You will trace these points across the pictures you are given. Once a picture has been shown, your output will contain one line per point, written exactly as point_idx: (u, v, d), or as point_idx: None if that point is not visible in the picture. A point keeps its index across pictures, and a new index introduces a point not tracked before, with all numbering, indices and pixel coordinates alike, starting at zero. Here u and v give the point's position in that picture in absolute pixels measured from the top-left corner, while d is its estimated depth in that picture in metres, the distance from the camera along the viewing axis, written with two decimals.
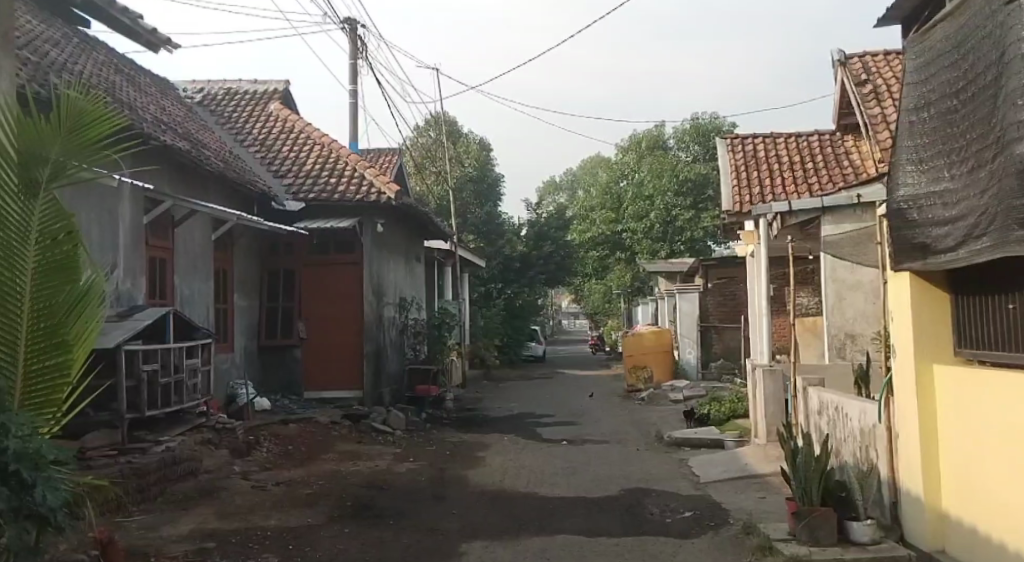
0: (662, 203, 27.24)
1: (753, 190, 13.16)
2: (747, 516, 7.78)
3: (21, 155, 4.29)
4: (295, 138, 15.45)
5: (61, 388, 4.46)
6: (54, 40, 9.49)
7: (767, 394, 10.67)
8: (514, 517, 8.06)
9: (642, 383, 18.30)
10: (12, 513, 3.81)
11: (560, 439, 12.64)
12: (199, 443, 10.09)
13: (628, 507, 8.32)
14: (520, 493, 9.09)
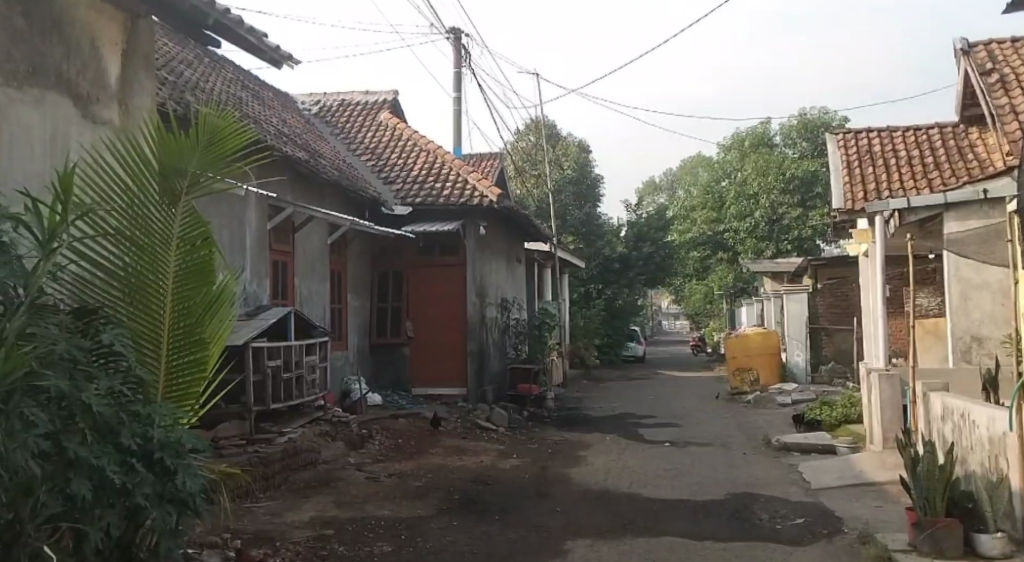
0: (768, 201, 26.91)
1: (869, 183, 13.01)
2: (864, 525, 7.81)
3: (162, 168, 4.79)
4: (403, 144, 16.08)
5: (199, 382, 4.94)
6: (187, 60, 10.31)
7: (885, 399, 10.54)
8: (621, 518, 8.30)
9: (747, 387, 18.26)
10: (157, 497, 4.10)
11: (663, 440, 12.81)
12: (318, 434, 10.75)
13: (737, 513, 8.43)
14: (622, 493, 9.33)
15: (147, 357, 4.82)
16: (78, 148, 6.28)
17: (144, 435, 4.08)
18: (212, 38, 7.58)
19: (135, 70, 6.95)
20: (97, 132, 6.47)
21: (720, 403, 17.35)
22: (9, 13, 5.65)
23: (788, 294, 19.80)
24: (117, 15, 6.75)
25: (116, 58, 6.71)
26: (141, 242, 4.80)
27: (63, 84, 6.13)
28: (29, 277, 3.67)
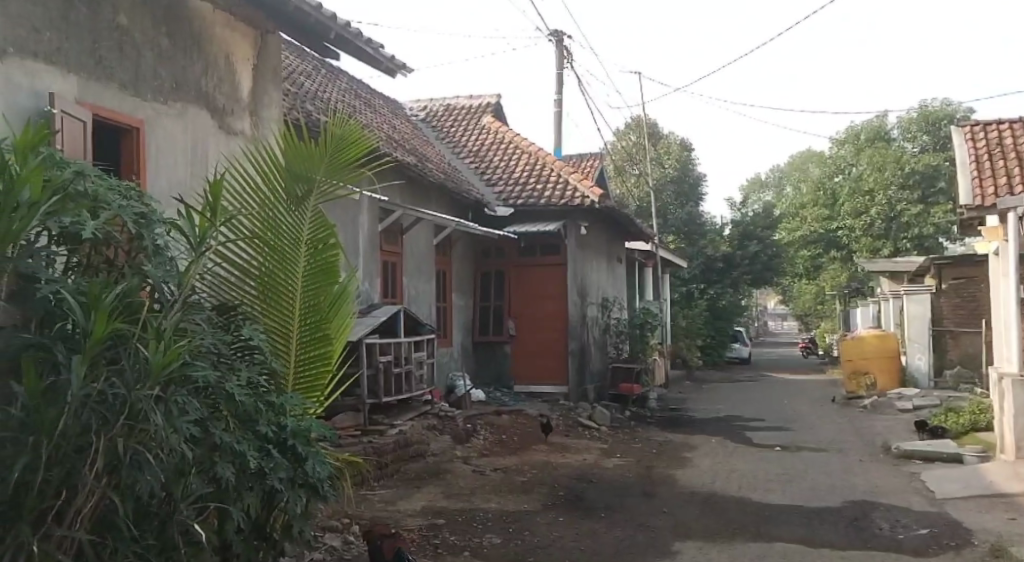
0: (885, 197, 26.14)
1: (999, 177, 12.53)
2: (995, 538, 7.58)
3: (292, 175, 5.12)
4: (505, 147, 16.40)
5: (324, 375, 5.30)
6: (304, 72, 10.87)
7: (1018, 405, 10.21)
8: (731, 521, 8.31)
9: (863, 391, 17.93)
10: (290, 482, 4.42)
11: (774, 444, 12.70)
12: (426, 428, 11.14)
13: (856, 520, 8.33)
14: (733, 497, 9.31)
15: (279, 349, 5.17)
16: (215, 158, 6.80)
17: (279, 423, 4.41)
18: (330, 50, 7.92)
19: (264, 84, 7.44)
20: (230, 142, 6.98)
21: (833, 408, 17.02)
22: (155, 34, 6.17)
23: (909, 294, 19.12)
24: (248, 32, 7.24)
25: (247, 72, 7.19)
26: (272, 243, 5.13)
27: (203, 99, 6.64)
28: (182, 278, 3.89)
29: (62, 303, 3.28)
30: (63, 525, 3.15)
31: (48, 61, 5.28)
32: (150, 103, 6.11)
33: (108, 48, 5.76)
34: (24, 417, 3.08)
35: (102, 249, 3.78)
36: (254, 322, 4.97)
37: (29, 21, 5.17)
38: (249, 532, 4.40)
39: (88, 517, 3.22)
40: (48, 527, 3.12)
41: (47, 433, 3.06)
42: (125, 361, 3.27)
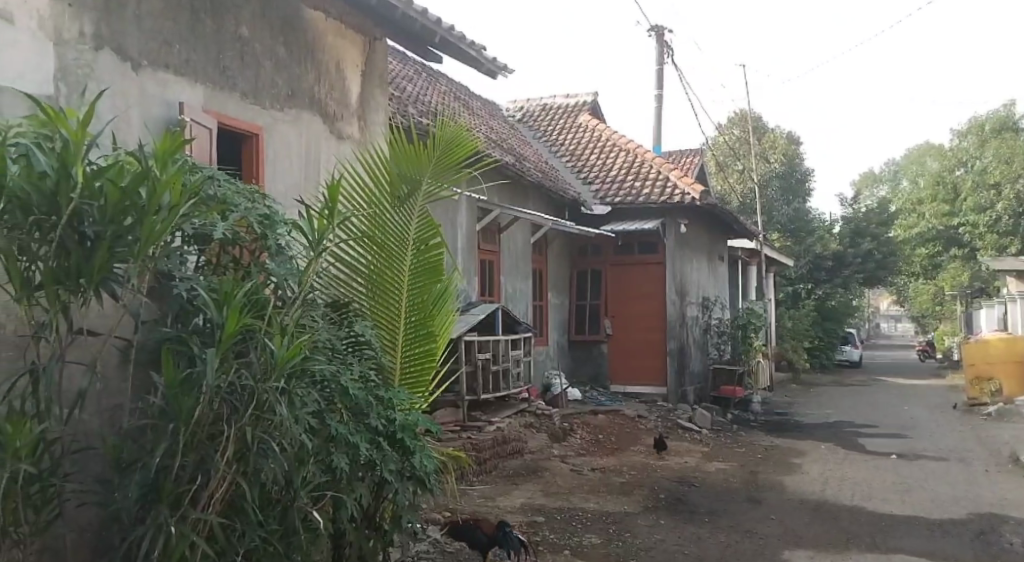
0: (1013, 190, 24.82)
1: None
2: None
3: (401, 177, 5.18)
4: (604, 145, 16.38)
5: (428, 370, 5.42)
6: (406, 76, 11.14)
7: None
8: (843, 530, 8.12)
9: (986, 397, 17.24)
10: (398, 474, 4.54)
11: (888, 452, 12.30)
12: (524, 426, 11.25)
13: (979, 534, 8.01)
14: (844, 506, 9.08)
15: (386, 345, 5.30)
16: (327, 162, 7.05)
17: (388, 417, 4.53)
18: (432, 54, 8.07)
19: (372, 90, 7.66)
20: (340, 146, 7.22)
21: (954, 415, 16.33)
22: (273, 44, 6.45)
23: None
24: (357, 39, 7.47)
25: (356, 78, 7.42)
26: (381, 243, 5.23)
27: (316, 105, 6.90)
28: (303, 275, 4.05)
29: (196, 300, 3.52)
30: (198, 506, 3.33)
31: (177, 72, 5.61)
32: (268, 109, 6.39)
33: (231, 59, 6.05)
34: (165, 405, 3.35)
35: (228, 247, 4.01)
36: (364, 318, 5.11)
37: (161, 35, 5.51)
38: (360, 521, 4.56)
39: (218, 501, 3.39)
40: (186, 509, 3.31)
41: (184, 418, 3.31)
42: (253, 355, 3.45)
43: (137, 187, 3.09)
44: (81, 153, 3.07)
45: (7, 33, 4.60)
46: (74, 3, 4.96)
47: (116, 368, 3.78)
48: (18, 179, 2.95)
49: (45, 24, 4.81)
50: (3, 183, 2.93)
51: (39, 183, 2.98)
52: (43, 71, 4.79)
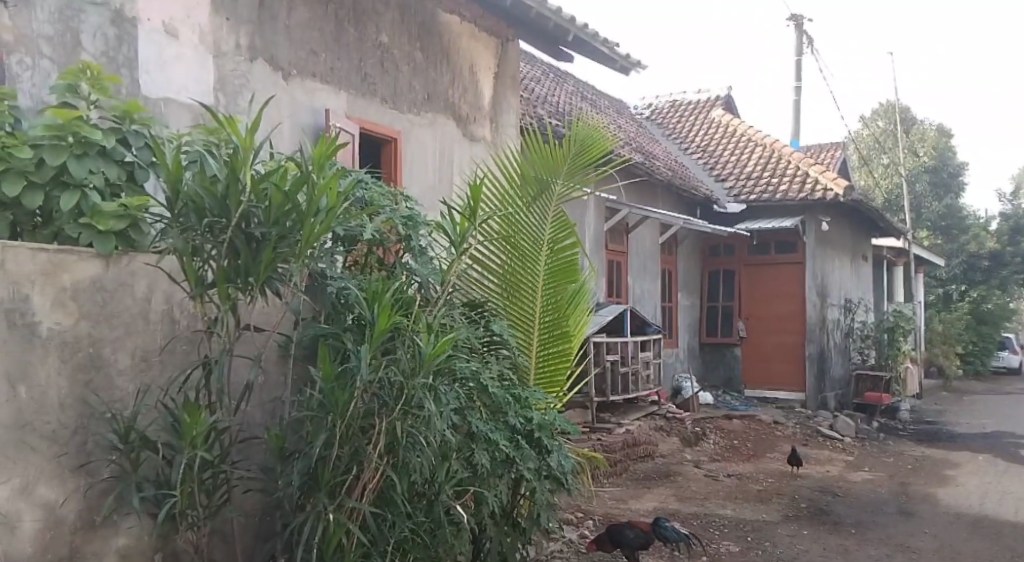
0: None
1: None
2: None
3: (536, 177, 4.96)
4: (737, 141, 15.99)
5: (563, 373, 5.09)
6: (534, 77, 11.24)
7: None
8: (1005, 548, 7.62)
9: None
10: (536, 472, 4.55)
11: None
12: (654, 429, 11.12)
13: None
14: (1005, 522, 8.53)
15: (521, 346, 5.03)
16: (462, 164, 7.20)
17: (526, 416, 4.51)
18: (565, 53, 8.08)
19: (504, 91, 7.76)
20: (473, 148, 7.35)
21: None
22: (411, 49, 6.62)
23: None
24: (490, 41, 7.57)
25: (489, 80, 7.53)
26: (515, 243, 4.99)
27: (450, 109, 7.04)
28: (445, 274, 4.14)
29: (348, 298, 3.67)
30: (353, 496, 3.49)
31: (323, 81, 5.85)
32: (405, 114, 6.57)
33: (372, 66, 6.26)
34: (322, 399, 3.50)
35: (373, 248, 4.14)
36: (498, 318, 4.89)
37: (309, 45, 5.76)
38: (500, 518, 4.58)
39: (370, 491, 3.53)
40: (341, 498, 3.47)
41: (340, 411, 3.45)
42: (400, 352, 3.54)
43: (298, 190, 3.23)
44: (249, 159, 3.23)
45: (173, 47, 4.90)
46: (231, 17, 5.25)
47: (276, 364, 3.97)
48: (194, 184, 3.15)
49: (206, 37, 5.11)
50: (181, 188, 3.14)
51: (212, 189, 3.17)
52: (204, 82, 5.08)
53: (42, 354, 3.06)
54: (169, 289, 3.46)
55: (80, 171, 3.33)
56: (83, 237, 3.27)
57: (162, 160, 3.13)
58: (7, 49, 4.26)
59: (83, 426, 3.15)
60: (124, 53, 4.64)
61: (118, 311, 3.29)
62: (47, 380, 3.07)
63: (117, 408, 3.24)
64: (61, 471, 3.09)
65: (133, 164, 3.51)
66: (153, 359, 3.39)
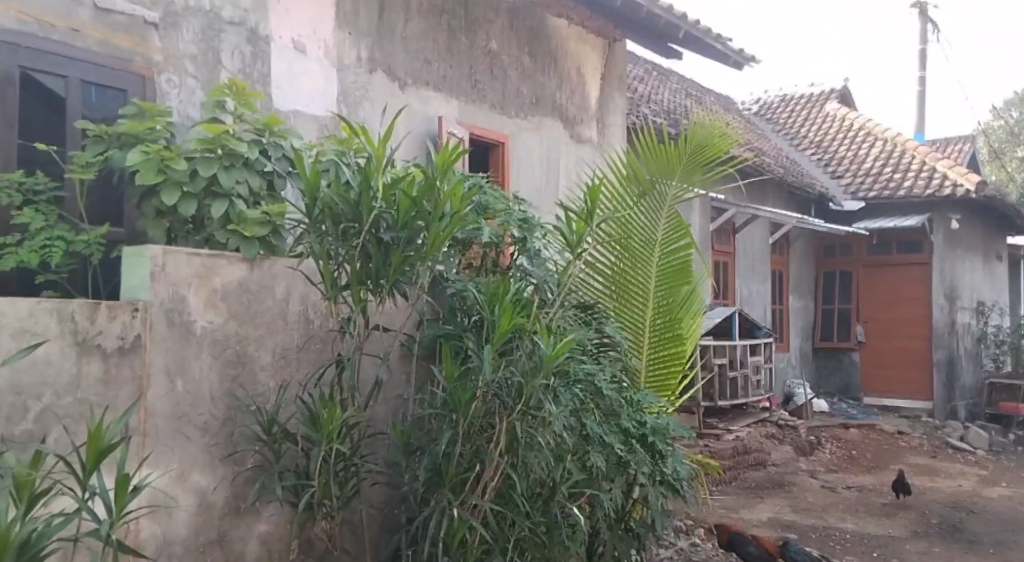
0: None
1: None
2: None
3: (650, 178, 4.83)
4: (855, 135, 15.50)
5: (675, 375, 4.97)
6: (638, 77, 11.22)
7: None
8: None
9: None
10: (651, 478, 4.47)
11: None
12: (766, 436, 10.91)
13: None
14: None
15: (633, 346, 4.93)
16: (569, 166, 7.29)
17: (640, 420, 4.44)
18: (675, 51, 8.03)
19: (611, 91, 7.80)
20: (579, 149, 7.41)
21: None
22: (519, 54, 6.73)
23: None
24: (597, 42, 7.61)
25: (596, 81, 7.58)
26: (628, 244, 4.88)
27: (557, 110, 7.12)
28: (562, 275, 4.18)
29: (468, 300, 3.77)
30: (476, 494, 3.61)
31: (436, 89, 6.03)
32: (514, 119, 6.69)
33: (482, 72, 6.40)
34: (446, 398, 3.62)
35: (489, 249, 4.23)
36: (609, 320, 4.81)
37: (423, 54, 5.95)
38: (615, 522, 4.49)
39: (492, 490, 3.64)
40: (465, 495, 3.59)
41: (464, 410, 3.55)
42: (520, 354, 3.63)
43: (425, 197, 3.39)
44: (381, 166, 3.42)
45: (301, 63, 5.18)
46: (353, 31, 5.48)
47: (399, 363, 4.14)
48: (330, 191, 3.34)
49: (330, 52, 5.35)
50: (317, 196, 3.33)
51: (346, 195, 3.34)
52: (330, 94, 5.33)
53: (196, 349, 3.30)
54: (304, 291, 3.70)
55: (228, 181, 3.57)
56: (231, 242, 3.51)
57: (301, 170, 3.32)
58: (158, 68, 4.50)
59: (231, 418, 3.39)
60: (258, 70, 4.93)
61: (261, 311, 3.53)
62: (200, 375, 3.31)
63: (259, 402, 3.47)
64: (212, 460, 3.33)
65: (272, 173, 3.77)
66: (291, 357, 3.63)
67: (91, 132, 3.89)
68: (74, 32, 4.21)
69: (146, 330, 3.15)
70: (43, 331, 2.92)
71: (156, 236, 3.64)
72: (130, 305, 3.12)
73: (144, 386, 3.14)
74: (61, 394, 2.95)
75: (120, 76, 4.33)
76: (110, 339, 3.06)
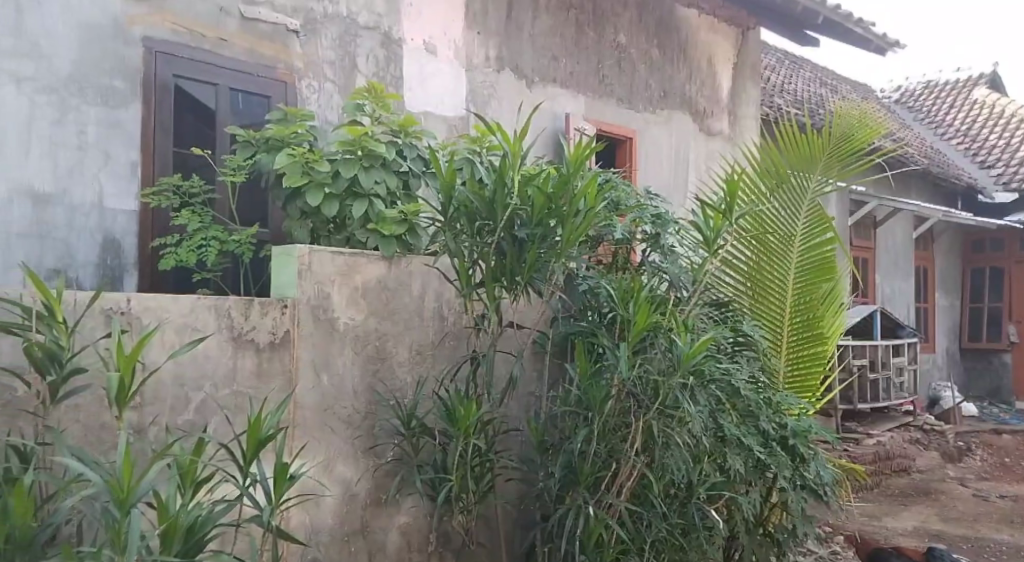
0: None
1: None
2: None
3: (789, 171, 4.67)
4: (1007, 122, 14.56)
5: (817, 375, 4.79)
6: (771, 68, 10.90)
7: None
8: None
9: None
10: (792, 482, 4.33)
11: None
12: (910, 441, 10.38)
13: None
14: None
15: (771, 347, 4.77)
16: (698, 159, 7.14)
17: (781, 422, 4.30)
18: (812, 39, 7.73)
19: (742, 82, 7.59)
20: (710, 143, 7.25)
21: None
22: (648, 46, 6.65)
23: None
24: (729, 32, 7.42)
25: (727, 72, 7.40)
26: (765, 240, 4.73)
27: (687, 103, 6.99)
28: (696, 274, 4.11)
29: (601, 296, 3.74)
30: (612, 493, 3.59)
31: (563, 85, 6.03)
32: (642, 113, 6.61)
33: (610, 67, 6.35)
34: (580, 396, 3.60)
35: (620, 247, 4.20)
36: (746, 318, 4.68)
37: (551, 51, 5.95)
38: (753, 527, 4.37)
39: (628, 489, 3.63)
40: (600, 494, 3.58)
41: (599, 408, 3.52)
42: (656, 352, 3.58)
43: (559, 195, 3.37)
44: (517, 164, 3.37)
45: (432, 64, 5.28)
46: (482, 31, 5.54)
47: (532, 360, 4.16)
48: (466, 189, 3.38)
49: (460, 52, 5.42)
50: (453, 195, 3.37)
51: (480, 193, 3.37)
52: (460, 95, 5.41)
53: (339, 344, 3.43)
54: (440, 288, 3.78)
55: (368, 182, 3.68)
56: (370, 241, 3.63)
57: (437, 169, 3.36)
58: (298, 74, 4.69)
59: (371, 411, 3.49)
60: (392, 73, 5.07)
61: (399, 308, 3.63)
62: (343, 369, 3.43)
63: (398, 397, 3.57)
64: (355, 452, 3.44)
65: (408, 173, 3.86)
66: (427, 352, 3.72)
67: (242, 137, 4.09)
68: (223, 42, 4.41)
69: (294, 326, 3.29)
70: (202, 327, 3.07)
71: (301, 236, 3.80)
72: (280, 302, 3.26)
73: (292, 379, 3.28)
74: (219, 386, 3.10)
75: (265, 83, 4.55)
76: (262, 335, 3.21)
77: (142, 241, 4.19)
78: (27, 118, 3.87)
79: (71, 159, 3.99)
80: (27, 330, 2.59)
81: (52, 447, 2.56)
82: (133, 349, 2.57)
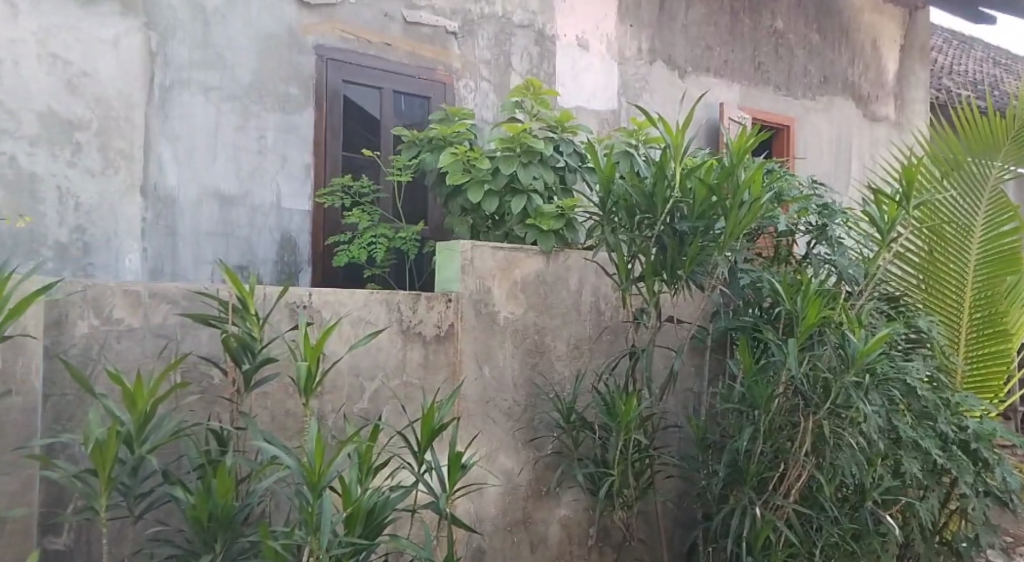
0: None
1: None
2: None
3: (971, 157, 4.39)
4: None
5: (1000, 375, 4.47)
6: (939, 48, 10.25)
7: None
8: None
9: None
10: (975, 488, 4.06)
11: None
12: None
13: None
14: None
15: (948, 344, 4.47)
16: (862, 145, 6.81)
17: (961, 424, 4.03)
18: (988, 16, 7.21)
19: (911, 64, 7.17)
20: (874, 129, 6.90)
21: None
22: (807, 30, 6.40)
23: None
24: (895, 12, 7.04)
25: (893, 54, 7.01)
26: (943, 231, 4.45)
27: (849, 88, 6.68)
28: (868, 267, 3.89)
29: (764, 290, 3.63)
30: (780, 494, 3.50)
31: (718, 74, 5.89)
32: (801, 100, 6.38)
33: (767, 53, 6.15)
34: (744, 393, 3.52)
35: (783, 239, 4.06)
36: (921, 312, 4.40)
37: (705, 39, 5.83)
38: (930, 535, 4.12)
39: (797, 490, 3.51)
40: (767, 494, 3.49)
41: (765, 407, 3.42)
42: (826, 348, 3.42)
43: (723, 185, 3.30)
44: (678, 154, 3.36)
45: (584, 59, 5.28)
46: (634, 23, 5.49)
47: (691, 356, 4.10)
48: (625, 183, 3.36)
49: (612, 46, 5.40)
50: (612, 189, 3.36)
51: (640, 186, 3.34)
52: (611, 88, 5.41)
53: (500, 338, 3.50)
54: (596, 282, 3.78)
55: (526, 178, 3.72)
56: (528, 236, 3.67)
57: (596, 164, 3.36)
58: (456, 75, 4.82)
59: (531, 404, 3.55)
60: (545, 69, 5.10)
61: (556, 303, 3.65)
62: (503, 362, 3.50)
63: (557, 391, 3.61)
64: (516, 443, 3.50)
65: (564, 168, 3.89)
66: (584, 347, 3.73)
67: (406, 138, 4.25)
68: (387, 47, 4.58)
69: (458, 320, 3.41)
70: (374, 320, 3.23)
71: (462, 232, 3.89)
72: (444, 296, 3.39)
73: (456, 371, 3.40)
74: (390, 376, 3.25)
75: (426, 84, 4.70)
76: (428, 327, 3.34)
77: (315, 239, 4.42)
78: (215, 123, 4.14)
79: (253, 162, 4.24)
80: (224, 322, 2.75)
81: (245, 430, 2.72)
82: (319, 340, 2.68)
